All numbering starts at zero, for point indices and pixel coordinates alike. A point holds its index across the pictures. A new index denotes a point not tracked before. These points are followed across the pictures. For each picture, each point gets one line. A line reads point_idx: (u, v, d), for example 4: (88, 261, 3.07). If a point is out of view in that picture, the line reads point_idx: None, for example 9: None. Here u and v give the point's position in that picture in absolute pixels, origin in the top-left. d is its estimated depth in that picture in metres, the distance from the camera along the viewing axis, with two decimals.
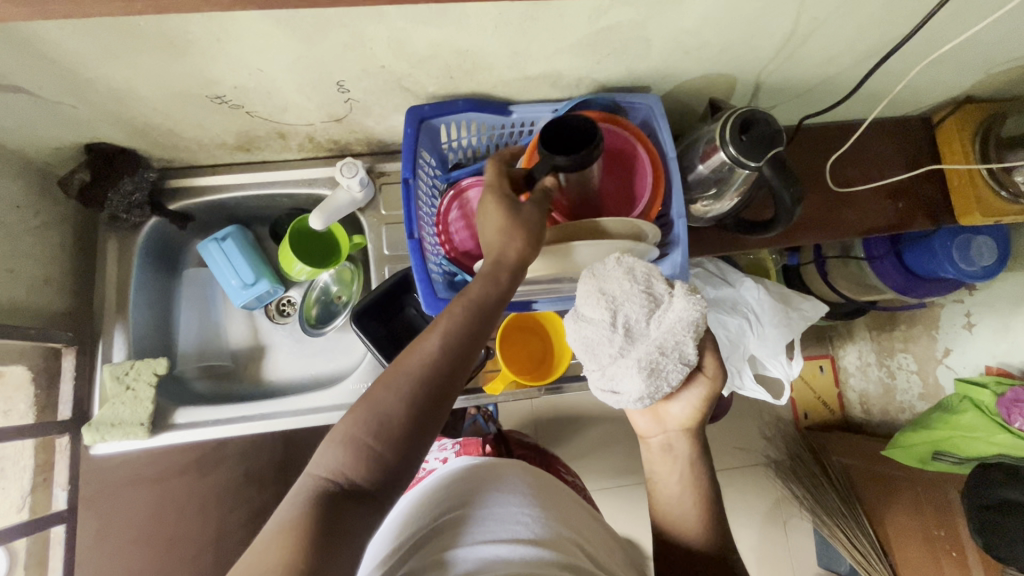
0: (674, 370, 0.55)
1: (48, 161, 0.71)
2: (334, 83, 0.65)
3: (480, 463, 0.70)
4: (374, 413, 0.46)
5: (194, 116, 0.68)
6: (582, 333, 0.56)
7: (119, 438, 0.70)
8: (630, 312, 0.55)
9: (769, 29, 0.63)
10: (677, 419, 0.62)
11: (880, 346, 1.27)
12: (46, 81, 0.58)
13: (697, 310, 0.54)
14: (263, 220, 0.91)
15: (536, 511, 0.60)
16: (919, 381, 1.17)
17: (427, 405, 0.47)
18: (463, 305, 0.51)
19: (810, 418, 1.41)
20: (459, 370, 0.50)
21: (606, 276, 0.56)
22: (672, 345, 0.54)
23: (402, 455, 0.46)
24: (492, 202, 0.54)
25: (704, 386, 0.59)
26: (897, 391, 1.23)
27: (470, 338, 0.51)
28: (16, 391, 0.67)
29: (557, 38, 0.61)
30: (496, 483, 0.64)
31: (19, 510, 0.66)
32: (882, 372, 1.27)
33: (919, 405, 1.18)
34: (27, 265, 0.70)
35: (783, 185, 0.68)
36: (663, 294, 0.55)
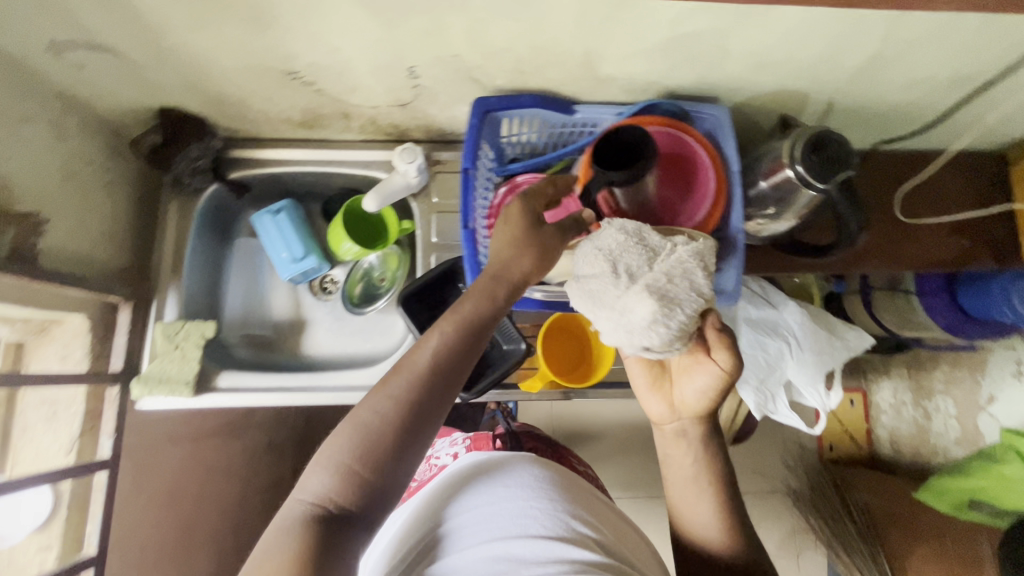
0: (690, 297, 0.52)
1: (123, 121, 0.74)
2: (405, 69, 0.65)
3: (483, 454, 0.70)
4: (360, 434, 0.45)
5: (266, 89, 0.70)
6: (581, 288, 0.55)
7: (165, 394, 0.72)
8: (629, 260, 0.54)
9: (854, 49, 0.61)
10: (690, 407, 0.58)
11: (919, 385, 1.21)
12: (134, 44, 0.60)
13: (694, 246, 0.54)
14: (315, 197, 0.92)
15: (545, 502, 0.60)
16: (957, 427, 1.14)
17: (415, 420, 0.46)
18: (454, 320, 0.50)
19: (834, 450, 1.33)
20: (448, 385, 0.48)
21: (600, 236, 0.56)
22: (676, 277, 0.52)
23: (389, 474, 0.45)
24: (513, 218, 0.55)
25: (716, 375, 0.54)
26: (932, 434, 1.18)
27: (460, 353, 0.49)
28: (73, 339, 0.71)
29: (634, 41, 0.60)
30: (500, 479, 0.63)
31: (67, 452, 0.69)
32: (918, 412, 1.22)
33: (955, 451, 1.14)
34: (95, 219, 0.72)
35: (850, 211, 0.66)
36: (658, 242, 0.55)
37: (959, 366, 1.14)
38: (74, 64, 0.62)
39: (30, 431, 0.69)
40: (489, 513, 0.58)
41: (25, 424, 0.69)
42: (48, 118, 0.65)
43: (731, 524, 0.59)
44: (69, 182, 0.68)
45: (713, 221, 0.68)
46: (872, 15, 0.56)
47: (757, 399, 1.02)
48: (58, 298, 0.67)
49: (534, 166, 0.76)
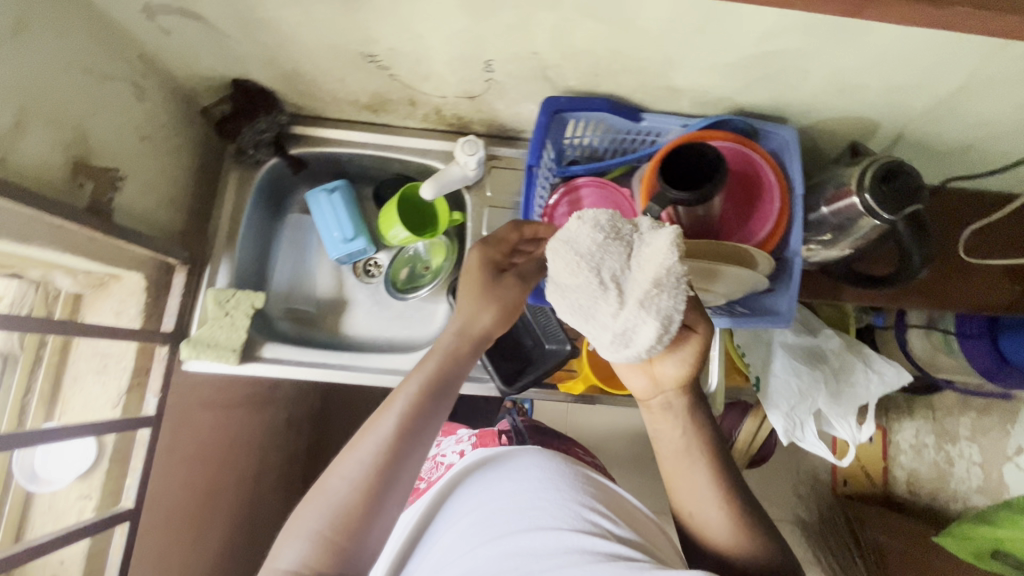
0: (679, 297, 0.47)
1: (197, 87, 0.75)
2: (482, 62, 0.66)
3: (492, 453, 0.69)
4: (334, 498, 0.48)
5: (341, 70, 0.71)
6: (569, 306, 0.51)
7: (211, 358, 0.73)
8: (611, 265, 0.49)
9: (937, 82, 0.61)
10: (672, 378, 0.57)
11: (943, 429, 1.18)
12: (225, 16, 0.60)
13: (672, 233, 0.48)
14: (368, 180, 0.93)
15: (559, 495, 0.59)
16: (980, 474, 1.10)
17: (385, 480, 0.49)
18: (421, 381, 0.53)
19: (848, 485, 1.36)
20: (415, 443, 0.51)
21: (573, 238, 0.50)
22: (664, 280, 0.47)
23: (357, 539, 0.47)
24: (472, 285, 0.59)
25: (695, 340, 0.54)
26: (952, 479, 1.14)
27: (424, 413, 0.52)
28: (129, 297, 0.72)
29: (715, 54, 0.60)
30: (508, 480, 0.62)
31: (114, 406, 0.70)
32: (939, 456, 1.18)
33: (975, 498, 1.10)
34: (160, 181, 0.74)
35: (914, 244, 0.65)
36: (634, 234, 0.50)
37: (989, 412, 1.09)
38: (162, 29, 0.63)
39: (81, 380, 0.70)
40: (497, 511, 0.57)
41: (76, 374, 0.71)
42: (131, 78, 0.66)
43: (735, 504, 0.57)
44: (142, 142, 0.70)
45: (772, 243, 0.69)
46: (965, 50, 0.55)
47: (786, 425, 1.00)
48: (121, 254, 0.68)
49: (594, 170, 0.78)
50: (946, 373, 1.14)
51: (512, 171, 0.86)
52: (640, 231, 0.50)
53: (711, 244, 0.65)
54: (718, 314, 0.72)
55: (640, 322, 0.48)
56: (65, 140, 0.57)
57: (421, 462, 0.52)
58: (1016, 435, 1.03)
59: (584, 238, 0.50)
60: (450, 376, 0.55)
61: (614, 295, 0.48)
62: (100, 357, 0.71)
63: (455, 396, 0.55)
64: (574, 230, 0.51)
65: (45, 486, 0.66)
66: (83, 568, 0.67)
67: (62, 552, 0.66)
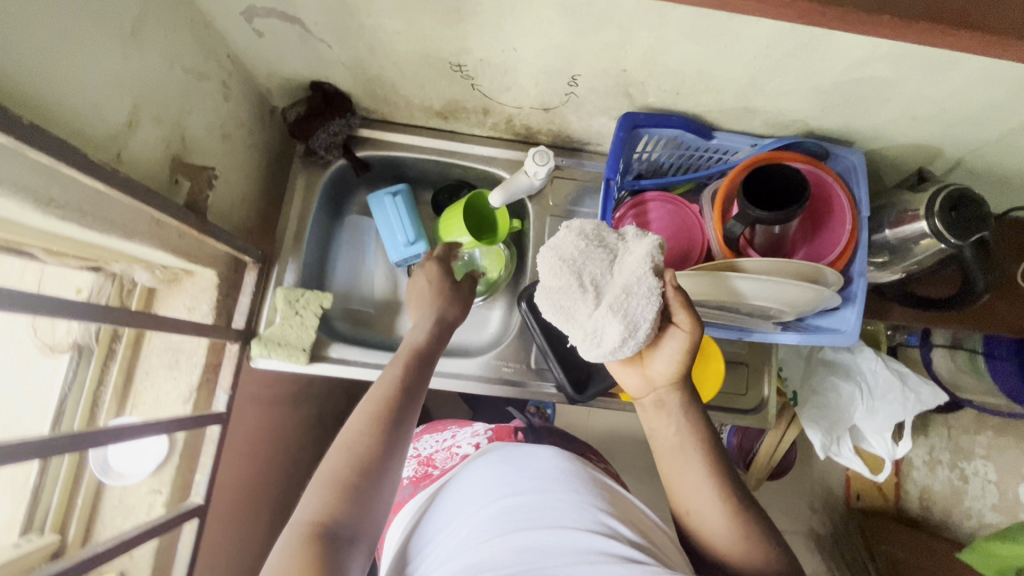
0: (648, 305, 0.52)
1: (274, 87, 0.76)
2: (569, 76, 0.67)
3: (509, 451, 0.70)
4: (352, 440, 0.53)
5: (424, 78, 0.72)
6: (551, 301, 0.56)
7: (282, 357, 0.75)
8: (592, 268, 0.54)
9: (1010, 117, 0.63)
10: (663, 374, 0.57)
11: (959, 447, 1.20)
12: (325, 22, 0.61)
13: (650, 244, 0.54)
14: (427, 184, 0.94)
15: (577, 497, 0.58)
16: (996, 492, 1.10)
17: (393, 422, 0.55)
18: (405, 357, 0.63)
19: (861, 499, 1.37)
20: (412, 395, 0.58)
21: (560, 243, 0.56)
22: (635, 285, 0.52)
23: (375, 477, 0.51)
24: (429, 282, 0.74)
25: (684, 339, 0.55)
26: (967, 496, 1.15)
27: (418, 368, 0.61)
28: (202, 293, 0.72)
29: (800, 80, 0.62)
30: (528, 477, 0.62)
31: (184, 402, 0.70)
32: (954, 474, 1.20)
33: (990, 517, 1.10)
34: (235, 179, 0.74)
35: (978, 268, 0.68)
36: (615, 243, 0.56)
37: (1006, 433, 1.12)
38: (256, 31, 0.64)
39: (153, 374, 0.71)
40: (514, 506, 0.58)
41: (147, 368, 0.71)
42: (219, 78, 0.67)
43: (733, 501, 0.55)
44: (225, 140, 0.70)
45: (842, 263, 0.70)
46: None
47: (824, 440, 1.04)
48: (200, 250, 0.68)
49: (663, 184, 0.80)
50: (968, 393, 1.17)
51: (572, 182, 0.88)
52: (622, 241, 0.57)
53: (783, 263, 0.64)
54: (782, 329, 0.74)
55: (610, 321, 0.52)
56: (165, 137, 0.58)
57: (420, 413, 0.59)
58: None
59: (569, 244, 0.56)
60: (428, 353, 0.64)
61: (592, 296, 0.54)
62: (172, 352, 0.71)
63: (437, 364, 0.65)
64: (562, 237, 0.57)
65: (117, 480, 0.67)
66: (152, 562, 0.68)
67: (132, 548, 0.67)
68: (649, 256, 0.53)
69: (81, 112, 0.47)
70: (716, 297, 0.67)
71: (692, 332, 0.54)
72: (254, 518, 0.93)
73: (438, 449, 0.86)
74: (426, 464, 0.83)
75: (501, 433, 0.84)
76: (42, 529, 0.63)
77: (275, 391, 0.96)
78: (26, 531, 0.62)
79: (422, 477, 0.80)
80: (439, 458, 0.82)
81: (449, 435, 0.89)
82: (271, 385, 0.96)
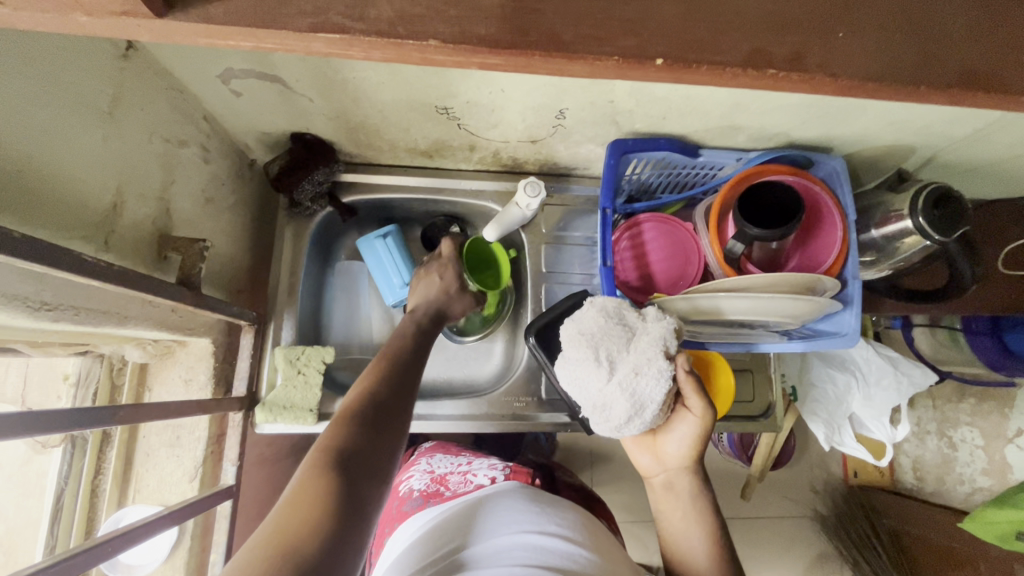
0: (656, 387, 0.55)
1: (252, 142, 0.73)
2: (556, 110, 0.67)
3: (536, 493, 0.67)
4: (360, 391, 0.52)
5: (409, 121, 0.70)
6: (570, 373, 0.60)
7: (289, 421, 0.72)
8: (609, 345, 0.58)
9: (980, 116, 0.66)
10: (677, 455, 0.60)
11: (945, 416, 1.25)
12: (305, 78, 0.59)
13: (665, 328, 0.57)
14: (416, 222, 0.93)
15: (597, 558, 0.57)
16: (984, 456, 1.15)
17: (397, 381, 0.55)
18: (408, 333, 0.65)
19: (859, 476, 1.41)
20: (417, 366, 0.60)
21: (582, 317, 0.61)
22: (645, 367, 0.55)
23: (388, 427, 0.50)
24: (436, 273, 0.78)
25: (697, 422, 0.58)
26: (957, 464, 1.20)
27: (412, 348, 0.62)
28: (198, 363, 0.69)
29: (783, 98, 0.64)
30: (552, 523, 0.60)
31: (190, 479, 0.67)
32: (943, 443, 1.24)
33: (980, 480, 1.14)
34: (221, 241, 0.71)
35: (964, 260, 0.71)
36: (635, 321, 0.59)
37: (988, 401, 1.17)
38: (234, 91, 0.62)
39: (154, 455, 0.67)
40: (538, 549, 0.55)
41: (147, 450, 0.67)
42: (198, 141, 0.64)
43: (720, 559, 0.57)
44: (208, 204, 0.67)
45: (837, 268, 0.72)
46: None
47: (825, 432, 1.07)
48: (194, 322, 0.65)
49: (655, 205, 0.81)
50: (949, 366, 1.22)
51: (563, 208, 0.88)
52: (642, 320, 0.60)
53: (779, 278, 0.64)
54: (786, 338, 0.74)
55: (619, 400, 0.56)
56: (151, 213, 0.56)
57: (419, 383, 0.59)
58: (1015, 418, 1.10)
59: (591, 319, 0.60)
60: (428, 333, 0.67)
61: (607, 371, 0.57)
62: (172, 429, 0.67)
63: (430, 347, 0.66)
64: (587, 311, 0.62)
65: (128, 571, 0.64)
66: None
67: None
68: (665, 342, 0.57)
69: (66, 209, 0.44)
70: (718, 317, 0.68)
71: (705, 417, 0.58)
72: None
73: (453, 471, 0.79)
74: (438, 482, 0.77)
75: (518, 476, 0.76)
76: None
77: (278, 448, 0.93)
78: None
79: (432, 493, 0.74)
80: (453, 481, 0.76)
81: (466, 461, 0.82)
82: (273, 441, 0.92)
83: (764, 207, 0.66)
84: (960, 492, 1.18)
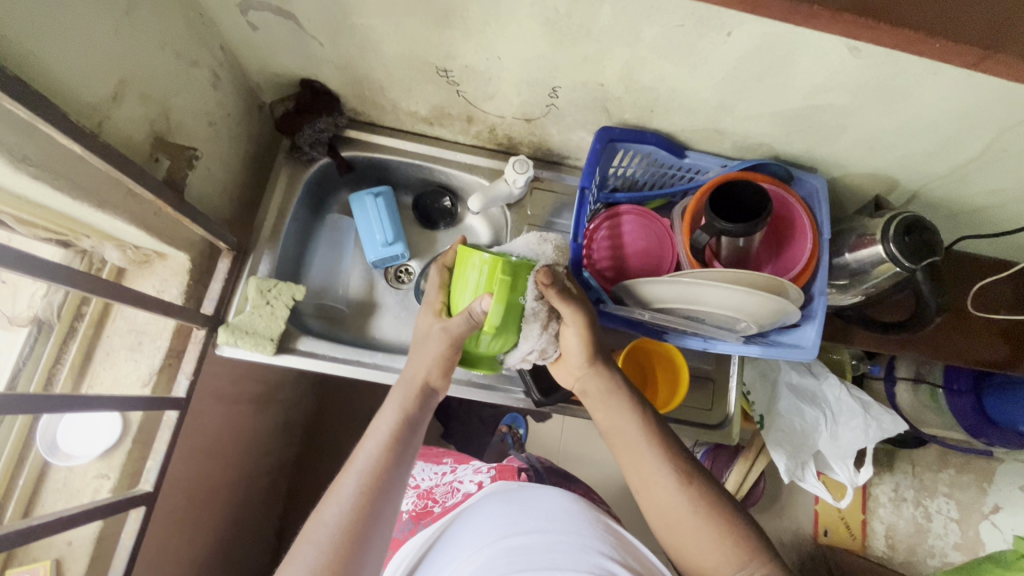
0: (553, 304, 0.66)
1: (264, 81, 0.78)
2: (549, 88, 0.71)
3: (511, 493, 0.70)
4: (304, 568, 0.51)
5: (412, 82, 0.74)
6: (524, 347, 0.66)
7: (248, 346, 0.73)
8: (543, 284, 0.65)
9: (957, 152, 0.67)
10: (576, 360, 0.67)
11: (922, 484, 1.22)
12: (317, 18, 0.64)
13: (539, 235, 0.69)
14: (410, 190, 0.96)
15: (580, 540, 0.58)
16: (957, 530, 1.17)
17: (353, 537, 0.53)
18: (392, 422, 0.62)
19: (829, 536, 1.27)
20: (381, 508, 0.56)
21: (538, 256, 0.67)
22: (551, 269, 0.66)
23: None
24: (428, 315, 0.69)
25: (578, 330, 0.64)
26: (930, 535, 1.19)
27: (386, 465, 0.58)
28: (172, 277, 0.72)
29: (765, 105, 0.66)
30: (536, 516, 0.62)
31: (143, 384, 0.69)
32: (917, 512, 1.22)
33: (953, 556, 1.16)
34: (218, 166, 0.75)
35: (931, 292, 0.70)
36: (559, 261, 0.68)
37: (967, 471, 1.19)
38: (250, 23, 0.66)
39: (114, 355, 0.69)
40: (520, 544, 0.57)
41: (108, 349, 0.69)
42: (209, 66, 0.69)
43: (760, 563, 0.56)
44: (210, 128, 0.72)
45: (804, 279, 0.73)
46: (991, 124, 0.61)
47: (789, 464, 1.03)
48: (175, 234, 0.69)
49: (637, 199, 0.84)
50: (929, 427, 1.16)
51: (551, 194, 0.90)
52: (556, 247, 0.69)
53: (746, 275, 0.66)
54: (746, 342, 0.76)
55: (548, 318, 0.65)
56: (149, 116, 0.60)
57: (388, 516, 0.57)
58: (993, 495, 1.15)
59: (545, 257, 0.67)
60: (416, 417, 0.63)
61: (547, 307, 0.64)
62: (136, 333, 0.70)
63: (417, 442, 0.62)
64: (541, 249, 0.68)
65: (64, 461, 0.65)
66: (92, 550, 0.64)
67: (71, 533, 0.64)
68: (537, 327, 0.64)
69: (64, 84, 0.48)
70: (681, 304, 0.69)
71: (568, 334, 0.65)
72: (207, 522, 0.90)
73: (438, 484, 0.85)
74: (425, 498, 0.82)
75: (503, 473, 0.80)
76: None
77: (241, 389, 0.94)
78: None
79: (422, 513, 0.79)
80: (439, 493, 0.82)
81: (450, 471, 0.88)
82: (241, 383, 0.94)
83: (736, 204, 0.67)
84: (930, 564, 1.18)
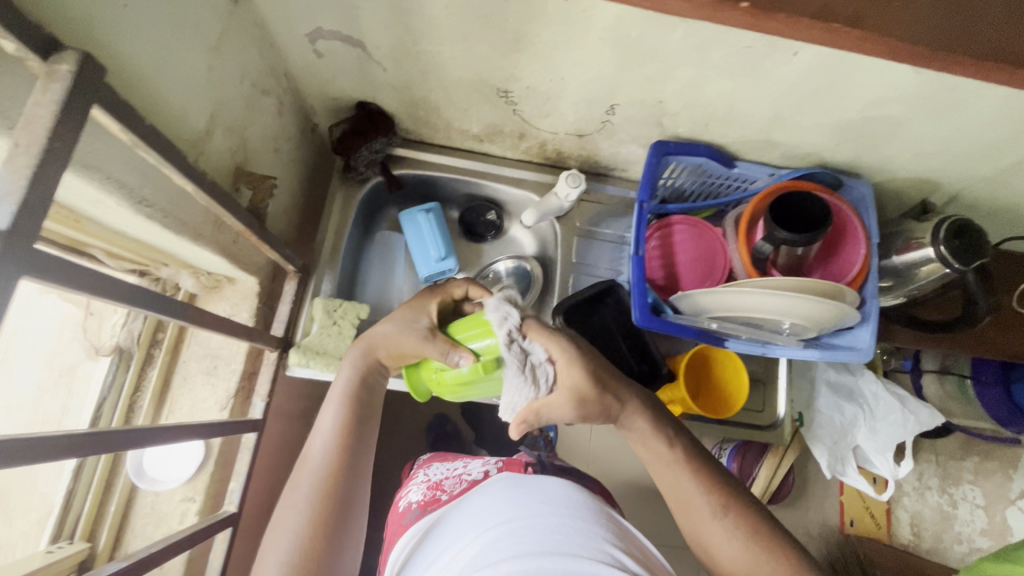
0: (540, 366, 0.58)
1: (320, 104, 0.79)
2: (607, 106, 0.72)
3: (515, 477, 0.70)
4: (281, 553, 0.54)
5: (468, 102, 0.76)
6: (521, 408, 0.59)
7: (320, 367, 0.75)
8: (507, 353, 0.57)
9: (1003, 156, 0.69)
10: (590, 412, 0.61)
11: (948, 472, 1.25)
12: (386, 45, 0.65)
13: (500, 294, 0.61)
14: (456, 204, 0.97)
15: (583, 525, 0.59)
16: (983, 517, 1.21)
17: (325, 516, 0.56)
18: (342, 404, 0.64)
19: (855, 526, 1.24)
20: (346, 486, 0.59)
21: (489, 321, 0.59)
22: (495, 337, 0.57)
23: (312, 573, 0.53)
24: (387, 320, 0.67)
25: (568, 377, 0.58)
26: (956, 522, 1.22)
27: (346, 445, 0.61)
28: (242, 301, 0.73)
29: (822, 117, 0.68)
30: (534, 499, 0.63)
31: (221, 408, 0.70)
32: (943, 499, 1.24)
33: (980, 541, 1.20)
34: (280, 190, 0.76)
35: (981, 292, 0.73)
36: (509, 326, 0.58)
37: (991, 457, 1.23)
38: (317, 51, 0.67)
39: (191, 380, 0.71)
40: (515, 526, 0.57)
41: (185, 374, 0.71)
42: (276, 94, 0.70)
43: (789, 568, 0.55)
44: (275, 154, 0.73)
45: (857, 283, 0.76)
46: None
47: (830, 460, 1.06)
48: (248, 260, 0.70)
49: (686, 209, 0.86)
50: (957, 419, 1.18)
51: (598, 204, 0.92)
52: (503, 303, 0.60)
53: (805, 283, 0.68)
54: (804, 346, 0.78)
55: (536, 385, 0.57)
56: (231, 147, 0.61)
57: (354, 491, 0.60)
58: (1016, 481, 1.20)
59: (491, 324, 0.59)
60: (366, 395, 0.66)
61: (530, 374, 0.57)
62: (211, 357, 0.71)
63: (371, 420, 0.65)
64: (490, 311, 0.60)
65: (151, 485, 0.66)
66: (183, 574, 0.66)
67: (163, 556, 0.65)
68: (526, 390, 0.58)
69: (170, 123, 0.49)
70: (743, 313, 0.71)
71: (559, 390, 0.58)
72: None
73: (448, 476, 0.79)
74: (434, 489, 0.77)
75: (511, 465, 0.77)
76: (72, 537, 0.64)
77: (294, 406, 0.95)
78: (60, 531, 0.63)
79: (430, 502, 0.74)
80: (447, 484, 0.76)
81: (461, 463, 0.82)
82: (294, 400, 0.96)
83: (795, 215, 0.69)
84: (956, 551, 1.21)
